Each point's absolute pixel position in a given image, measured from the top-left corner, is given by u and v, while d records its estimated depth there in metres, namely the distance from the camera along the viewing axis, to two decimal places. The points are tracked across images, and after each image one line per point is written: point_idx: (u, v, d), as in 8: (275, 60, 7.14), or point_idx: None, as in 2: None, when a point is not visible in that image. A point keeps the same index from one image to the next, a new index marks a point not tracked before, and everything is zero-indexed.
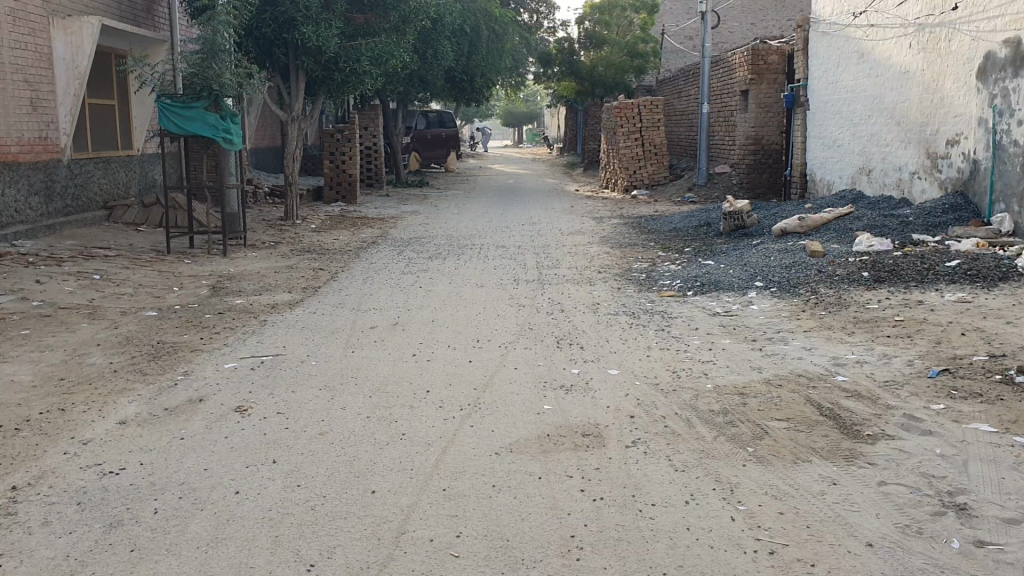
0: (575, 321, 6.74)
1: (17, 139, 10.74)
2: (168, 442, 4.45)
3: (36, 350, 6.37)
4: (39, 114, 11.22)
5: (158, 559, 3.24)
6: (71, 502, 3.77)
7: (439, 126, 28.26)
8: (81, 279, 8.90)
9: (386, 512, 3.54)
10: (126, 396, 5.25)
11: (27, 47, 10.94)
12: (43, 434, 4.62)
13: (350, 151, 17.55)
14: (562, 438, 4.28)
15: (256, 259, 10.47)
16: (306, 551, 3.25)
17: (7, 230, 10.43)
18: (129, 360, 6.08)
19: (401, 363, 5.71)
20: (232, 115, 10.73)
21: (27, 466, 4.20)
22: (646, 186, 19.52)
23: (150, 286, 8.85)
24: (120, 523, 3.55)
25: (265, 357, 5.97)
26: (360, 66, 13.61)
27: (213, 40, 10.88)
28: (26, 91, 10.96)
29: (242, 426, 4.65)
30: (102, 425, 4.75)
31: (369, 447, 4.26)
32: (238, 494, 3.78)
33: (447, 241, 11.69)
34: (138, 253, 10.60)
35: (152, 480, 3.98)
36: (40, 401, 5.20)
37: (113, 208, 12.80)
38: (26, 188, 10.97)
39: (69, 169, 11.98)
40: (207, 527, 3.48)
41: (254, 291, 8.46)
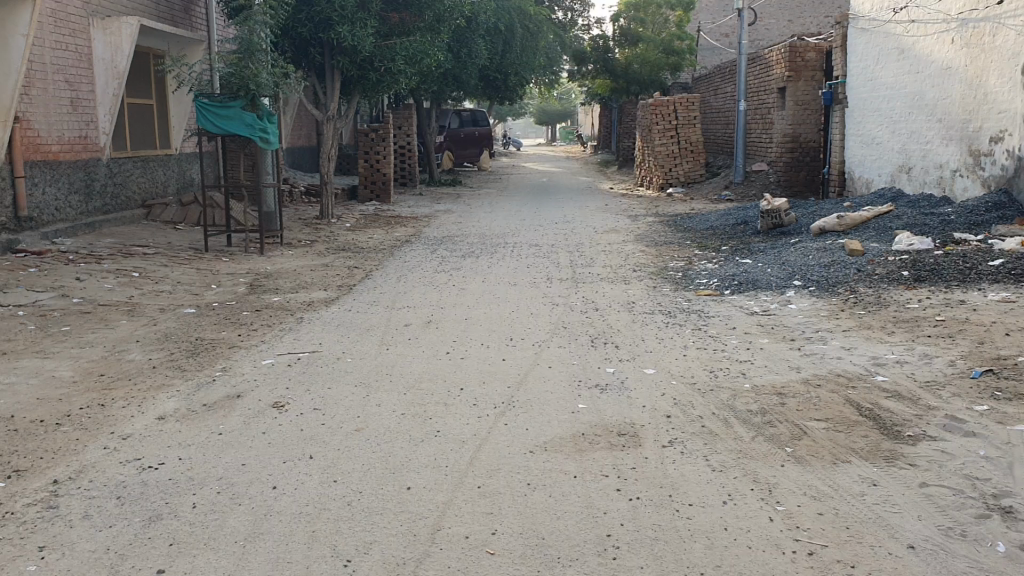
0: (611, 320, 6.70)
1: (58, 139, 10.92)
2: (206, 438, 4.49)
3: (77, 346, 6.48)
4: (79, 114, 11.39)
5: (197, 553, 3.27)
6: (112, 497, 3.82)
7: (472, 125, 28.30)
8: (121, 277, 9.02)
9: (420, 509, 3.54)
10: (165, 391, 5.32)
11: (68, 46, 11.13)
12: (83, 429, 4.69)
13: (385, 151, 17.59)
14: (597, 437, 4.26)
15: (292, 258, 10.56)
16: (343, 546, 3.27)
17: (48, 228, 10.60)
18: (167, 356, 6.14)
19: (435, 361, 5.71)
20: (270, 114, 10.83)
21: (67, 460, 4.27)
22: (682, 184, 19.41)
23: (188, 283, 8.95)
24: (159, 517, 3.60)
25: (302, 354, 6.01)
26: (395, 65, 13.65)
27: (250, 40, 10.94)
28: (66, 91, 11.13)
29: (279, 420, 4.69)
30: (141, 420, 4.81)
31: (404, 443, 4.27)
32: (276, 489, 3.80)
33: (480, 239, 11.69)
34: (176, 252, 10.71)
35: (191, 475, 4.02)
36: (80, 396, 5.28)
37: (151, 207, 12.96)
38: (66, 187, 11.15)
39: (109, 167, 12.15)
40: (244, 522, 3.51)
41: (288, 290, 8.50)
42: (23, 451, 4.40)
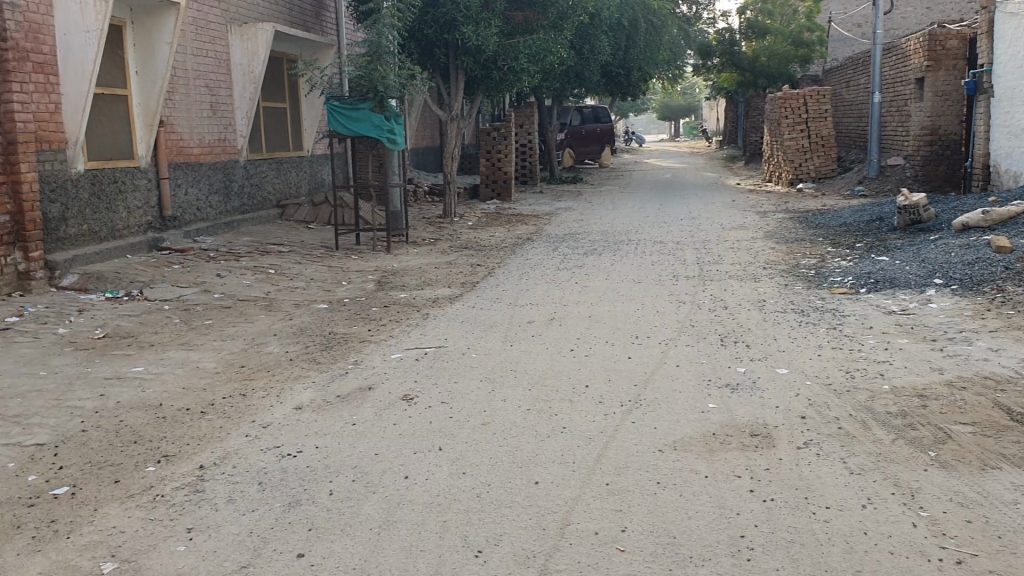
0: (740, 319, 6.57)
1: (199, 142, 11.48)
2: (340, 428, 4.64)
3: (219, 339, 6.80)
4: (218, 117, 11.93)
5: (334, 538, 3.38)
6: (254, 482, 4.00)
7: (593, 122, 28.24)
8: (258, 273, 9.41)
9: (549, 503, 3.56)
10: (301, 383, 5.53)
11: (209, 53, 11.66)
12: (227, 417, 4.93)
13: (506, 150, 17.73)
14: (727, 437, 4.18)
15: (417, 256, 10.77)
16: (474, 536, 3.32)
17: (190, 227, 11.15)
18: (302, 349, 6.37)
19: (560, 358, 5.73)
20: (397, 116, 11.05)
21: (213, 446, 4.50)
22: (812, 180, 18.85)
23: (320, 279, 9.26)
24: (297, 503, 3.74)
25: (429, 349, 6.13)
26: (518, 63, 13.73)
27: (379, 42, 11.21)
28: (207, 96, 11.68)
29: (409, 413, 4.80)
30: (280, 409, 5.01)
31: (531, 438, 4.30)
32: (407, 479, 3.89)
33: (603, 236, 11.65)
34: (308, 250, 11.09)
35: (327, 463, 4.16)
36: (223, 386, 5.55)
37: (284, 207, 13.46)
38: (207, 188, 11.71)
39: (246, 169, 12.68)
40: (378, 509, 3.60)
41: (415, 286, 8.67)
42: (172, 437, 4.66)
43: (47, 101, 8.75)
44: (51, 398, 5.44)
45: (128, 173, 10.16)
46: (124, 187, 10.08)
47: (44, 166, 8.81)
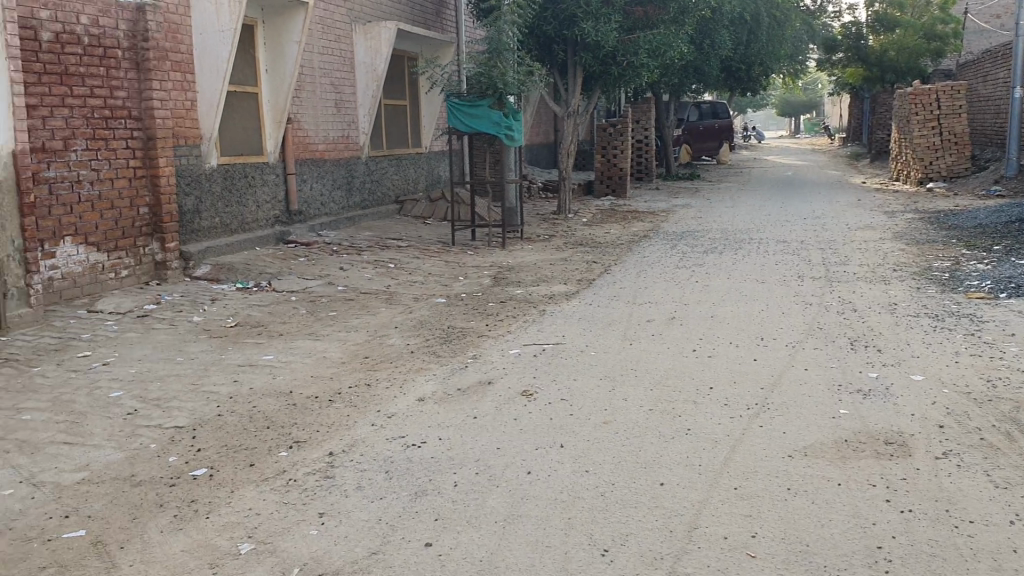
0: (870, 323, 6.34)
1: (324, 138, 11.81)
2: (462, 420, 4.69)
3: (343, 330, 6.99)
4: (342, 115, 12.24)
5: (460, 530, 3.42)
6: (381, 470, 4.09)
7: (711, 118, 27.79)
8: (378, 267, 9.62)
9: (676, 505, 3.51)
10: (423, 374, 5.62)
11: (334, 52, 11.98)
12: (353, 406, 5.06)
13: (622, 146, 17.60)
14: (860, 444, 4.05)
15: (533, 252, 10.80)
16: (600, 535, 3.30)
17: (314, 221, 11.49)
18: (422, 342, 6.47)
19: (682, 358, 5.64)
20: (516, 112, 11.11)
21: (341, 434, 4.63)
22: (943, 179, 18.05)
23: (438, 274, 9.39)
24: (423, 493, 3.79)
25: (548, 345, 6.13)
26: (637, 59, 13.61)
27: (499, 39, 11.30)
28: (332, 94, 12.00)
29: (529, 409, 4.81)
30: (403, 400, 5.11)
31: (655, 439, 4.25)
32: (531, 475, 3.90)
33: (722, 235, 11.44)
34: (426, 245, 11.27)
35: (450, 455, 4.21)
36: (348, 375, 5.70)
37: (403, 202, 13.72)
38: (330, 183, 12.04)
39: (367, 164, 12.99)
40: (503, 503, 3.63)
41: (532, 283, 8.70)
42: (302, 424, 4.82)
43: (184, 99, 9.15)
44: (188, 383, 5.70)
45: (258, 168, 10.53)
46: (254, 182, 10.46)
47: (181, 161, 9.23)
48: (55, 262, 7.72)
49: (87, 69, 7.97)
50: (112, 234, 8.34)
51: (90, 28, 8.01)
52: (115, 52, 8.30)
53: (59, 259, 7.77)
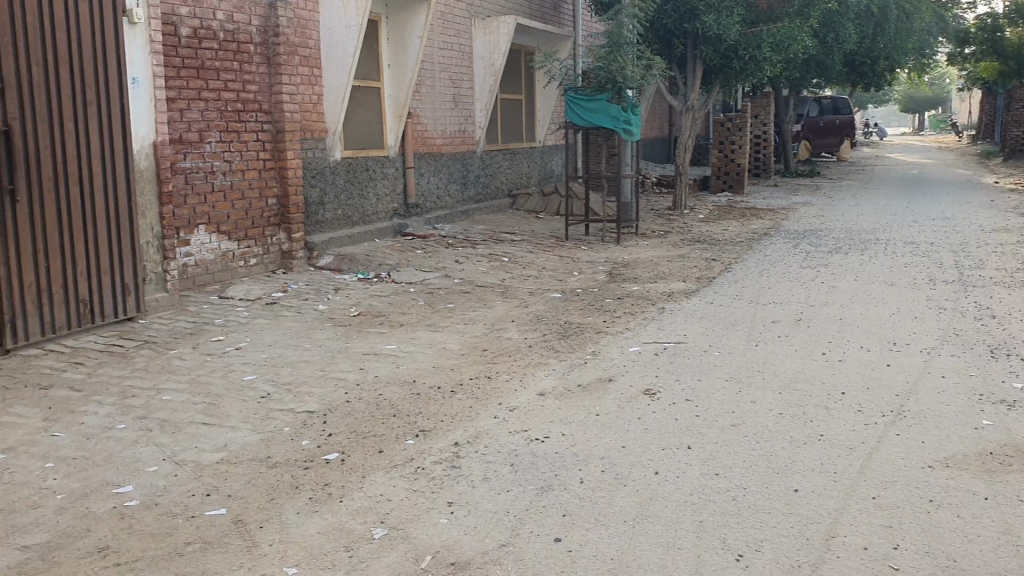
0: (1012, 330, 6.04)
1: (441, 132, 11.97)
2: (586, 417, 4.68)
3: (461, 322, 7.07)
4: (460, 109, 12.37)
5: (589, 527, 3.42)
6: (507, 463, 4.11)
7: (832, 114, 26.98)
8: (493, 261, 9.70)
9: (812, 513, 3.43)
10: (543, 369, 5.64)
11: (454, 46, 12.11)
12: (475, 398, 5.12)
13: (740, 142, 17.24)
14: (1008, 458, 3.86)
15: (648, 248, 10.70)
16: (732, 539, 3.25)
17: (430, 214, 11.66)
18: (541, 336, 6.49)
19: (810, 361, 5.50)
20: (634, 106, 11.02)
21: (465, 425, 4.68)
22: None
23: (553, 269, 9.40)
24: (550, 488, 3.80)
25: (669, 344, 6.06)
26: (760, 53, 13.31)
27: (619, 33, 11.23)
28: (450, 88, 12.14)
29: (654, 408, 4.76)
30: (525, 394, 5.13)
31: (785, 444, 4.15)
32: (658, 475, 3.87)
33: (846, 235, 11.09)
34: (540, 239, 11.29)
35: (575, 451, 4.21)
36: (469, 367, 5.76)
37: (516, 196, 13.79)
38: (447, 176, 12.20)
39: (482, 158, 13.10)
40: (631, 503, 3.60)
41: (649, 279, 8.61)
42: (426, 414, 4.90)
43: (312, 92, 9.41)
44: (315, 369, 5.87)
45: (378, 161, 10.74)
46: (374, 175, 10.68)
47: (308, 154, 9.50)
48: (190, 250, 8.06)
49: (222, 63, 8.28)
50: (243, 223, 8.65)
51: (225, 24, 8.31)
52: (248, 47, 8.59)
53: (194, 246, 8.11)
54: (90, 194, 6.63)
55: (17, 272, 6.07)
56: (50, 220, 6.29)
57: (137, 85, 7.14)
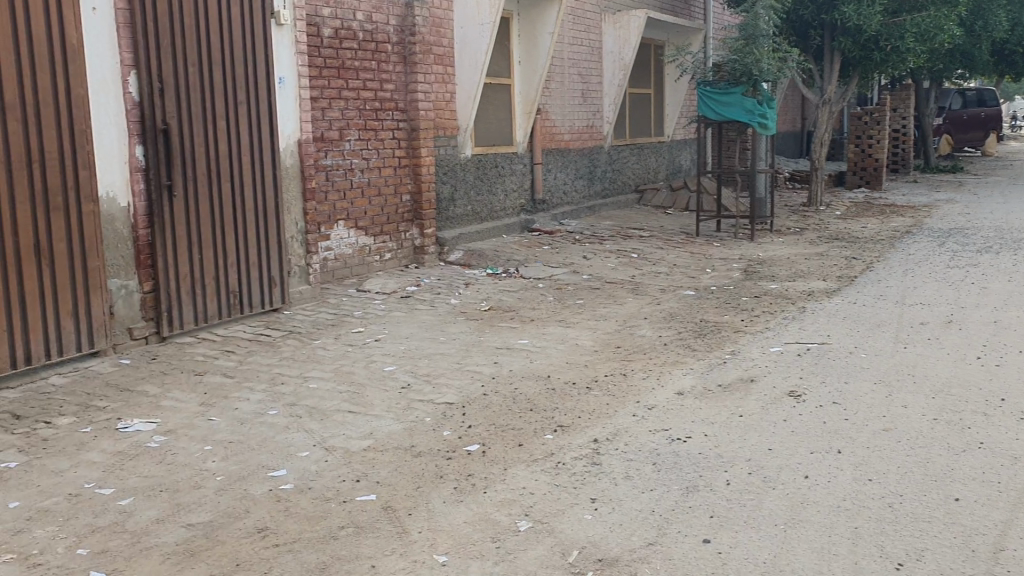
0: None
1: (570, 128, 11.98)
2: (728, 418, 4.61)
3: (593, 319, 7.06)
4: (589, 104, 12.35)
5: (739, 529, 3.37)
6: (649, 462, 4.09)
7: (977, 106, 25.68)
8: (623, 257, 9.64)
9: (976, 524, 3.28)
10: (680, 367, 5.57)
11: (583, 42, 12.09)
12: (612, 395, 5.10)
13: (878, 136, 16.61)
14: None
15: (782, 245, 10.43)
16: (891, 547, 3.14)
17: (557, 210, 11.69)
18: (676, 334, 6.42)
19: (964, 366, 5.25)
20: (770, 100, 10.74)
21: (604, 422, 4.67)
22: None
23: (685, 265, 9.28)
24: (696, 488, 3.76)
25: (811, 345, 5.90)
26: (903, 44, 12.79)
27: (756, 26, 10.99)
28: (579, 84, 12.12)
29: (798, 410, 4.65)
30: (663, 393, 5.08)
31: (943, 451, 3.98)
32: (808, 479, 3.77)
33: (997, 233, 10.53)
34: (669, 236, 11.16)
35: (719, 452, 4.15)
36: (604, 364, 5.75)
37: (643, 192, 13.67)
38: (574, 172, 12.20)
39: (610, 154, 13.04)
40: (782, 506, 3.53)
41: (786, 278, 8.39)
42: (564, 409, 4.92)
43: (445, 90, 9.56)
44: (452, 362, 5.97)
45: (508, 157, 10.83)
46: (503, 171, 10.77)
47: (440, 151, 9.66)
48: (329, 245, 8.32)
49: (362, 63, 8.51)
50: (378, 219, 8.87)
51: (365, 24, 8.52)
52: (385, 47, 8.79)
53: (332, 241, 8.35)
54: (239, 190, 6.92)
55: (173, 264, 6.39)
56: (204, 215, 6.61)
57: (283, 85, 7.35)
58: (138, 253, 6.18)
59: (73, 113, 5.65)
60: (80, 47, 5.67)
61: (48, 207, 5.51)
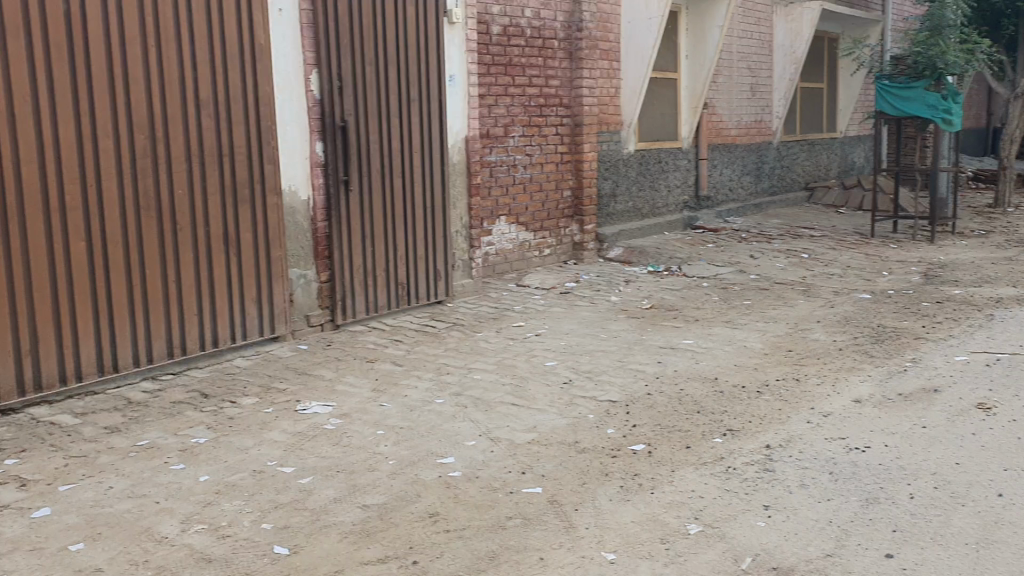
0: None
1: (737, 124, 11.71)
2: (910, 429, 4.38)
3: (762, 320, 6.87)
4: (757, 99, 12.03)
5: (925, 546, 3.20)
6: (824, 470, 3.95)
7: None
8: (792, 257, 9.34)
9: None
10: (856, 374, 5.35)
11: (753, 35, 11.78)
12: (784, 400, 4.95)
13: None
14: None
15: (966, 249, 9.84)
16: None
17: (722, 207, 11.46)
18: (850, 339, 6.16)
19: None
20: (955, 92, 10.12)
21: (775, 428, 4.54)
22: None
23: (858, 267, 8.90)
24: (876, 501, 3.60)
25: (1002, 355, 5.53)
26: None
27: (942, 16, 10.39)
28: (748, 78, 11.82)
29: (989, 424, 4.37)
30: (838, 400, 4.89)
31: None
32: (1002, 498, 3.54)
33: None
34: (841, 236, 10.74)
35: (901, 464, 3.95)
36: (775, 368, 5.59)
37: (814, 189, 13.26)
38: (741, 169, 11.91)
39: (778, 150, 12.66)
40: (973, 525, 3.32)
41: (972, 283, 7.91)
42: (733, 412, 4.81)
43: (610, 86, 9.53)
44: (616, 359, 5.95)
45: (672, 153, 10.68)
46: (667, 168, 10.63)
47: (604, 147, 9.63)
48: (491, 240, 8.44)
49: (529, 59, 8.59)
50: (540, 215, 8.94)
51: (533, 20, 8.59)
52: (552, 43, 8.84)
53: (494, 236, 8.48)
54: (409, 186, 7.11)
55: (346, 256, 6.64)
56: (376, 209, 6.83)
57: (453, 83, 7.48)
58: (314, 245, 6.44)
59: (260, 110, 5.95)
60: (267, 47, 5.96)
61: (235, 199, 5.84)
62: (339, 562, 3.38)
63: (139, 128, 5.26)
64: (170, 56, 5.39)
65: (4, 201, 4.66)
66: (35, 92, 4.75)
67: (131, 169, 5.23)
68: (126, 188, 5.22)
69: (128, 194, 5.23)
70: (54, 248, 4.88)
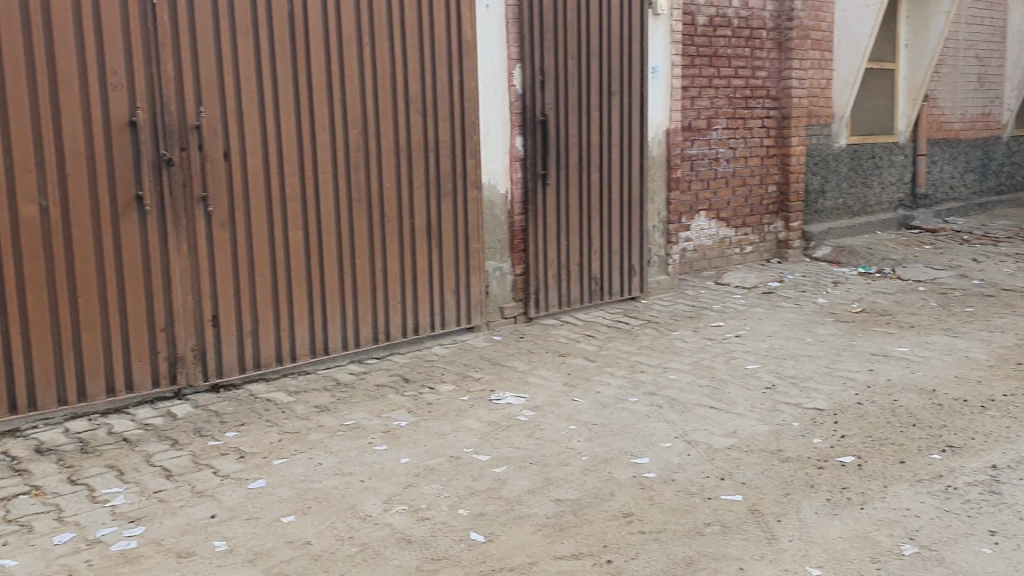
0: None
1: (961, 117, 10.90)
2: None
3: (986, 329, 6.35)
4: (985, 90, 11.14)
5: None
6: None
7: None
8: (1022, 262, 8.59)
9: None
10: None
11: (984, 21, 10.90)
12: (1012, 418, 4.55)
13: None
14: None
15: None
16: None
17: (942, 206, 10.71)
18: None
19: None
20: None
21: (1002, 448, 4.17)
22: None
23: None
24: None
25: None
26: None
27: None
28: (977, 67, 10.96)
29: None
30: None
31: None
32: None
33: None
34: None
35: None
36: (1001, 382, 5.14)
37: None
38: (964, 165, 11.08)
39: (1008, 145, 11.68)
40: None
41: None
42: (953, 428, 4.47)
43: (822, 77, 9.06)
44: (822, 365, 5.66)
45: (886, 148, 10.07)
46: (881, 163, 10.03)
47: (814, 140, 9.16)
48: (690, 236, 8.25)
49: (735, 50, 8.32)
50: (741, 211, 8.66)
51: (740, 10, 8.31)
52: (760, 33, 8.52)
53: (693, 232, 8.26)
54: (609, 179, 7.03)
55: (543, 250, 6.67)
56: (574, 203, 6.81)
57: (657, 74, 7.30)
58: (513, 238, 6.50)
59: (465, 104, 6.06)
60: (474, 42, 6.06)
61: (439, 191, 5.98)
62: (534, 554, 3.40)
63: (352, 122, 5.49)
64: (382, 53, 5.59)
65: (231, 192, 5.00)
66: (260, 89, 5.06)
67: (345, 160, 5.48)
68: (340, 178, 5.46)
69: (340, 185, 5.47)
70: (273, 237, 5.19)
